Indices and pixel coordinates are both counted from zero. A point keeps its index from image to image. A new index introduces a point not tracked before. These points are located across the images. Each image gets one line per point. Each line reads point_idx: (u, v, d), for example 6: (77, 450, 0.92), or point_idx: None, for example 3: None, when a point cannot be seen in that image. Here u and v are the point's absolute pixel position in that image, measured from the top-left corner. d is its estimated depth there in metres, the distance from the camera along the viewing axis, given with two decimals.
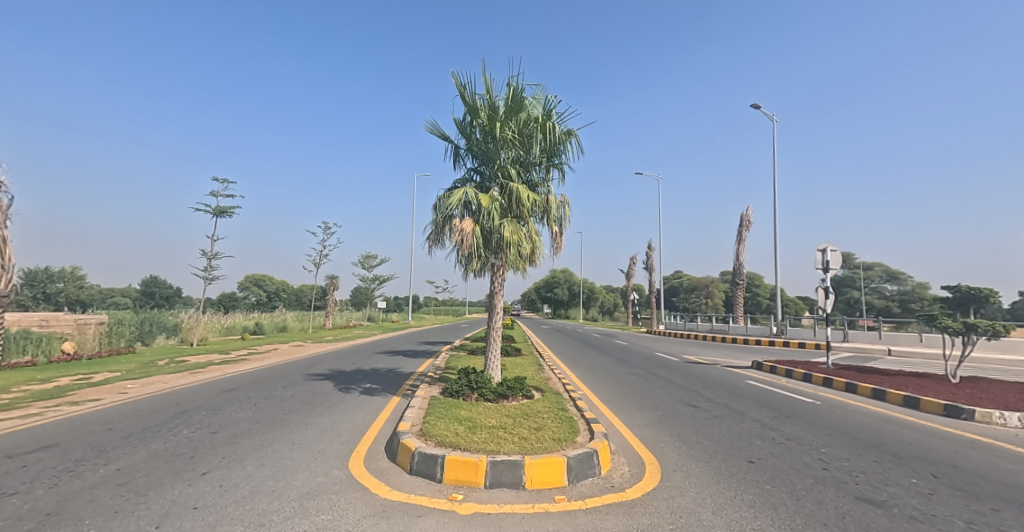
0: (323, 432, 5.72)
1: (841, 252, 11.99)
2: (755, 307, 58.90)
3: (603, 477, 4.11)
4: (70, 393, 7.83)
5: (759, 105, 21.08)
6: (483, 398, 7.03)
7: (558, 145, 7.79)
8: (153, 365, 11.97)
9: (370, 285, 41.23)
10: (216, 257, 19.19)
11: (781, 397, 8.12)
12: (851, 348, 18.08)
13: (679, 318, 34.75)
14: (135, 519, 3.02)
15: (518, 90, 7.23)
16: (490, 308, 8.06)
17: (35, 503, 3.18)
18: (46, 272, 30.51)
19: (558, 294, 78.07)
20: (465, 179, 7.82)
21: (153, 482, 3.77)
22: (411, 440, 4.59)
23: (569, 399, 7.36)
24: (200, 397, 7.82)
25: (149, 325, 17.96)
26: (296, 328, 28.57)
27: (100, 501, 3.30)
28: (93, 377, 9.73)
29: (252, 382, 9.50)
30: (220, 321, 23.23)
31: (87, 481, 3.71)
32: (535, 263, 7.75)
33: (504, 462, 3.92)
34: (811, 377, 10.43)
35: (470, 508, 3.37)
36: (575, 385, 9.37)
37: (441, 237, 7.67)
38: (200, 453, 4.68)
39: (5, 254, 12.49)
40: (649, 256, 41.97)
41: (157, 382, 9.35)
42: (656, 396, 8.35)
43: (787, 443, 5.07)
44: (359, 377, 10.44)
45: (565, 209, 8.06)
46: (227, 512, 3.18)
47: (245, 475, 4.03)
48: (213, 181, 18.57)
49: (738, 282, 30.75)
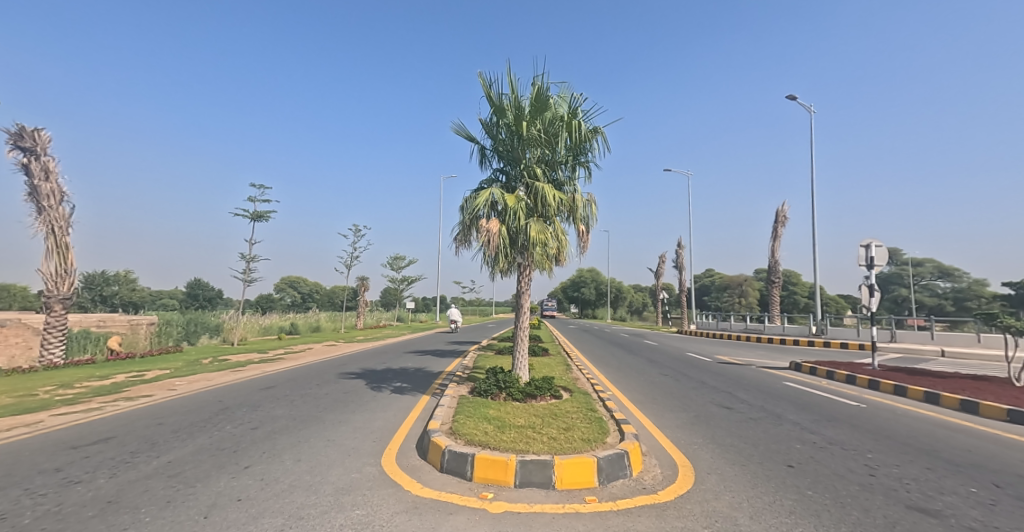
0: (356, 429, 5.85)
1: (886, 247, 11.37)
2: (793, 307, 56.56)
3: (635, 479, 4.05)
4: (123, 389, 8.30)
5: (794, 96, 20.29)
6: (511, 398, 7.05)
7: (584, 144, 7.76)
8: (198, 363, 12.49)
9: (399, 286, 41.80)
10: (254, 260, 20.19)
11: (824, 400, 7.79)
12: (901, 349, 17.13)
13: (712, 318, 33.83)
14: (186, 509, 3.18)
15: (544, 89, 7.24)
16: (517, 308, 8.10)
17: (97, 491, 3.40)
18: (103, 276, 32.50)
19: (586, 293, 77.37)
20: (491, 180, 7.90)
21: (200, 475, 3.96)
22: (441, 439, 4.64)
23: (599, 400, 7.25)
24: (241, 394, 8.15)
25: (194, 325, 18.88)
26: (329, 328, 29.43)
27: (153, 491, 3.48)
28: (144, 375, 10.28)
29: (287, 381, 9.80)
30: (258, 322, 24.32)
31: (141, 472, 3.93)
32: (562, 263, 7.76)
33: (533, 462, 3.92)
34: (855, 380, 9.95)
35: (500, 507, 3.38)
36: (604, 386, 9.25)
37: (468, 237, 7.76)
38: (243, 447, 4.91)
39: (68, 258, 13.41)
40: (679, 255, 40.71)
41: (202, 379, 9.80)
42: (687, 398, 8.14)
43: (831, 448, 4.85)
44: (390, 376, 10.60)
45: (592, 208, 7.99)
46: (267, 505, 3.31)
47: (284, 469, 4.19)
48: (252, 188, 19.38)
49: (774, 281, 29.55)
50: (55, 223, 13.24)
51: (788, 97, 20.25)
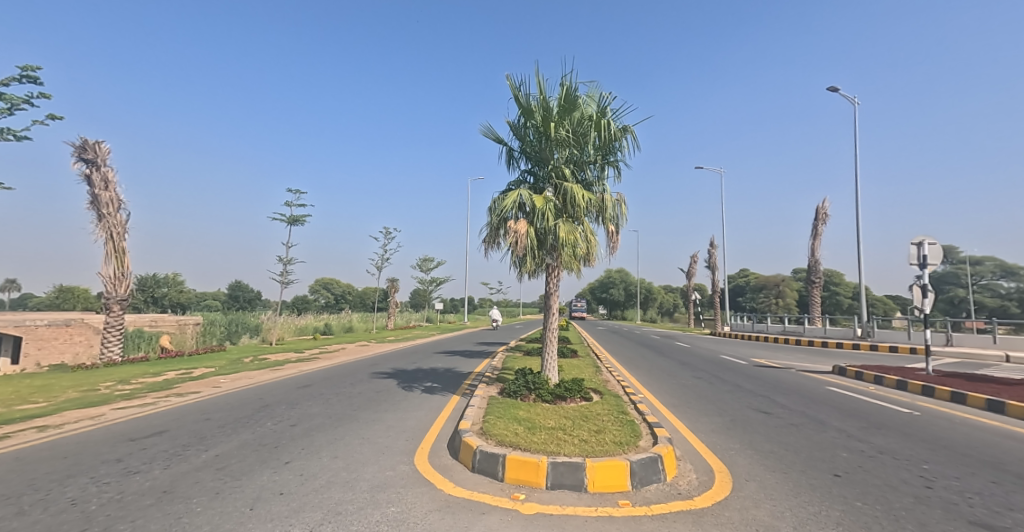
0: (389, 428, 5.98)
1: (940, 245, 10.73)
2: (836, 309, 54.00)
3: (669, 484, 3.97)
4: (173, 386, 8.77)
5: (835, 88, 19.32)
6: (541, 400, 7.05)
7: (613, 143, 7.68)
8: (240, 362, 13.08)
9: (428, 287, 42.45)
10: (290, 263, 21.23)
11: (872, 406, 7.41)
12: (958, 354, 16.09)
13: (748, 320, 32.77)
14: (233, 501, 3.33)
15: (572, 89, 7.21)
16: (546, 309, 8.08)
17: (153, 481, 3.61)
18: (154, 279, 34.52)
19: (615, 294, 76.42)
20: (519, 181, 7.92)
21: (244, 468, 4.14)
22: (472, 439, 4.69)
23: (630, 403, 7.15)
24: (280, 392, 8.47)
25: (236, 325, 19.74)
26: (361, 328, 30.18)
27: (203, 482, 3.67)
28: (192, 372, 10.82)
29: (323, 380, 10.11)
30: (294, 322, 25.21)
31: (192, 465, 4.15)
32: (591, 263, 7.70)
33: (564, 464, 3.91)
34: (906, 385, 9.41)
35: (533, 508, 3.38)
36: (635, 388, 9.11)
37: (496, 239, 7.80)
38: (283, 443, 5.10)
39: (125, 262, 14.31)
40: (711, 254, 39.60)
41: (244, 377, 10.24)
42: (723, 402, 7.92)
43: (881, 457, 4.61)
44: (420, 376, 10.78)
45: (622, 208, 7.89)
46: (308, 499, 3.43)
47: (322, 465, 4.33)
48: (288, 193, 20.89)
49: (815, 281, 28.35)
50: (114, 229, 14.13)
51: (829, 90, 19.28)
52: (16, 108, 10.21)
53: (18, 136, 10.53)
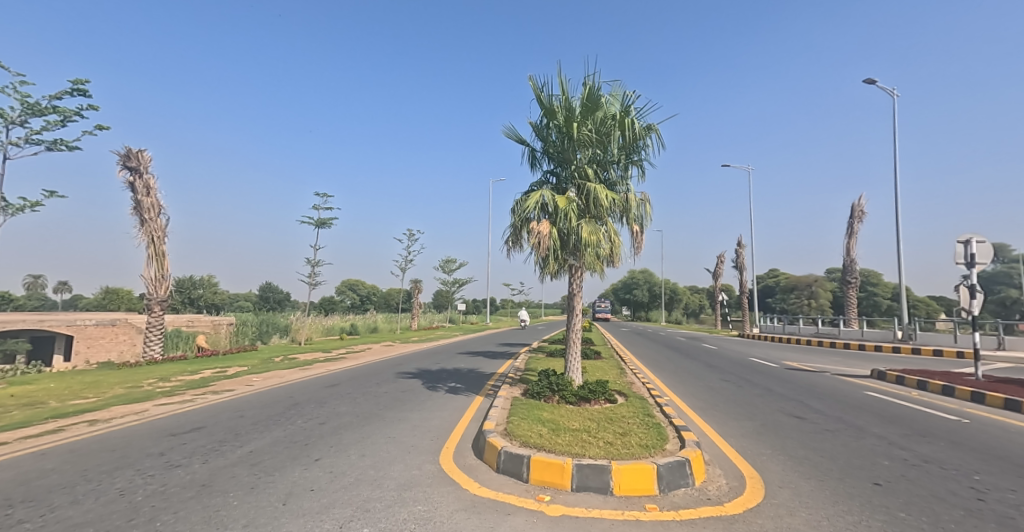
0: (414, 427, 6.06)
1: (989, 243, 10.18)
2: (873, 310, 51.79)
3: (698, 488, 3.88)
4: (209, 384, 9.11)
5: (873, 81, 18.41)
6: (564, 401, 7.01)
7: (637, 142, 7.59)
8: (271, 361, 13.49)
9: (450, 288, 42.82)
10: (318, 264, 21.50)
11: (915, 413, 7.07)
12: (1009, 358, 15.20)
13: (778, 321, 31.81)
14: (267, 495, 3.43)
15: (595, 88, 7.16)
16: (569, 310, 8.04)
17: (193, 475, 3.76)
18: (191, 281, 36.00)
19: (638, 296, 75.41)
20: (542, 182, 7.90)
21: (277, 465, 4.26)
22: (496, 440, 4.71)
23: (656, 405, 7.04)
24: (309, 391, 8.69)
25: (266, 325, 20.36)
26: (386, 329, 30.65)
27: (239, 477, 3.80)
28: (227, 371, 11.22)
29: (350, 379, 10.32)
30: (321, 323, 25.83)
31: (229, 459, 4.30)
32: (615, 264, 7.62)
33: (590, 466, 3.88)
34: (952, 391, 8.95)
35: (558, 510, 3.37)
36: (661, 391, 8.96)
37: (519, 240, 7.80)
38: (313, 441, 5.23)
39: (165, 264, 14.94)
40: (739, 254, 38.61)
41: (275, 376, 10.55)
42: (754, 406, 7.70)
43: (925, 466, 4.40)
44: (444, 377, 10.88)
45: (646, 207, 7.79)
46: (338, 496, 3.50)
47: (351, 463, 4.42)
48: (316, 196, 21.19)
49: (850, 281, 27.29)
50: (154, 233, 14.77)
51: (865, 82, 18.34)
52: (68, 119, 10.80)
53: (69, 146, 11.13)
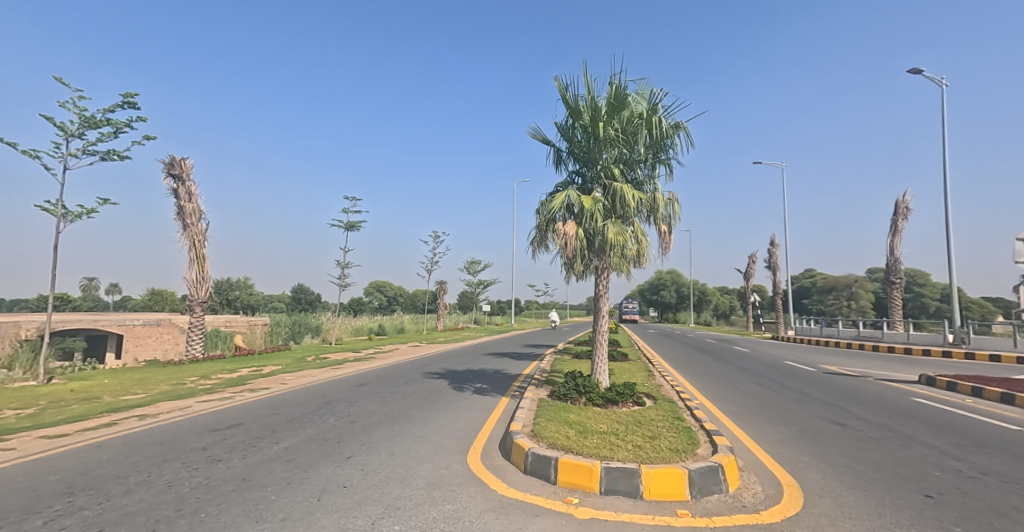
0: (442, 427, 6.12)
1: None
2: (919, 312, 49.14)
3: (732, 495, 3.77)
4: (247, 382, 9.46)
5: (920, 72, 16.67)
6: (591, 403, 6.94)
7: (665, 141, 7.46)
8: (303, 361, 13.89)
9: (476, 289, 43.08)
10: (348, 266, 22.03)
11: (968, 421, 6.67)
12: None
13: (815, 324, 30.60)
14: (302, 491, 3.53)
15: (622, 87, 7.08)
16: (595, 311, 7.95)
17: (233, 469, 3.90)
18: (228, 282, 37.54)
19: (666, 297, 74.02)
20: (567, 183, 7.86)
21: (311, 461, 4.38)
22: (523, 441, 4.70)
23: (686, 409, 6.88)
24: (340, 390, 8.90)
25: (299, 326, 20.97)
26: (413, 330, 31.09)
27: (276, 473, 3.92)
28: (262, 370, 11.62)
29: (379, 379, 10.52)
30: (351, 324, 26.42)
31: (266, 455, 4.45)
32: (642, 264, 7.50)
33: (618, 469, 3.82)
34: (1011, 399, 8.39)
35: (586, 512, 3.34)
36: (691, 394, 8.75)
37: (544, 241, 7.78)
38: (345, 439, 5.36)
39: (205, 266, 15.60)
40: (772, 254, 37.36)
41: (308, 375, 10.86)
42: (790, 411, 7.43)
43: (981, 479, 4.14)
44: (470, 377, 10.95)
45: (675, 206, 7.64)
46: (369, 493, 3.57)
47: (381, 461, 4.50)
48: (344, 200, 21.10)
49: (894, 282, 25.99)
50: (196, 238, 15.45)
51: (914, 72, 16.58)
52: (120, 131, 11.41)
53: (121, 157, 11.76)
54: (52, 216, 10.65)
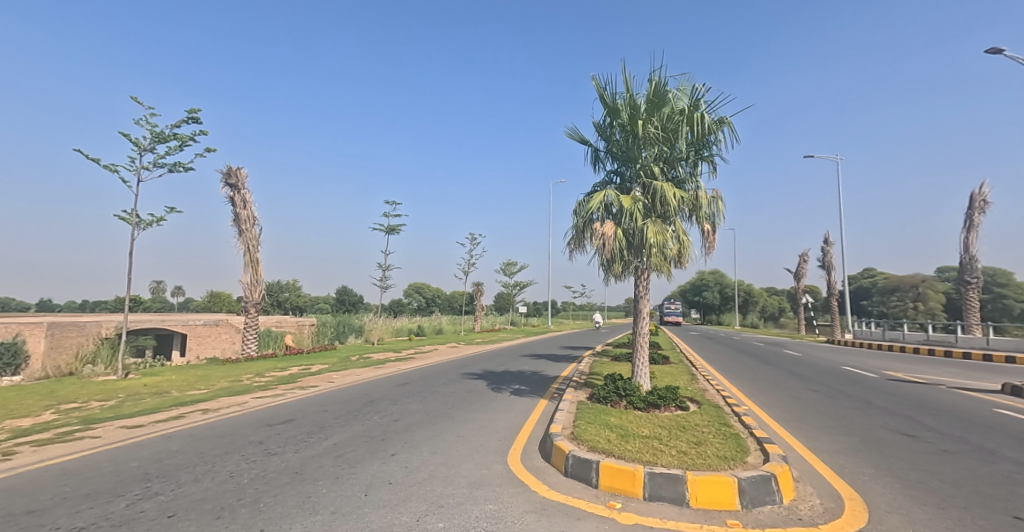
0: (482, 427, 6.17)
1: None
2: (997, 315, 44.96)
3: (787, 507, 3.58)
4: (296, 380, 9.91)
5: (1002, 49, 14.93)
6: (632, 407, 6.79)
7: (707, 137, 7.22)
8: (348, 360, 14.41)
9: (512, 291, 43.20)
10: (388, 269, 22.76)
11: None
12: None
13: (876, 327, 28.63)
14: (351, 486, 3.65)
15: (662, 83, 6.90)
16: (636, 313, 7.77)
17: (287, 463, 4.09)
18: (279, 285, 39.63)
19: (709, 298, 71.52)
20: (605, 182, 7.74)
21: (358, 457, 4.52)
22: (563, 443, 4.66)
23: (733, 415, 6.60)
24: (383, 389, 9.15)
25: (343, 326, 21.74)
26: (451, 331, 31.56)
27: (325, 467, 4.07)
28: (310, 368, 12.14)
29: (420, 379, 10.74)
30: (391, 324, 27.16)
31: (316, 450, 4.64)
32: (684, 265, 7.28)
33: (663, 475, 3.71)
34: None
35: (630, 518, 3.26)
36: (738, 399, 8.38)
37: (582, 241, 7.69)
38: (389, 436, 5.50)
39: (259, 270, 16.48)
40: (825, 253, 35.34)
41: (352, 374, 11.24)
42: (850, 420, 6.97)
43: None
44: (508, 379, 10.98)
45: (718, 204, 7.36)
46: (414, 490, 3.64)
47: (424, 459, 4.58)
48: (388, 204, 23.32)
49: (969, 282, 23.92)
50: (250, 243, 16.36)
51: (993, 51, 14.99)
52: (186, 144, 12.26)
53: (186, 168, 12.65)
54: (128, 225, 11.62)
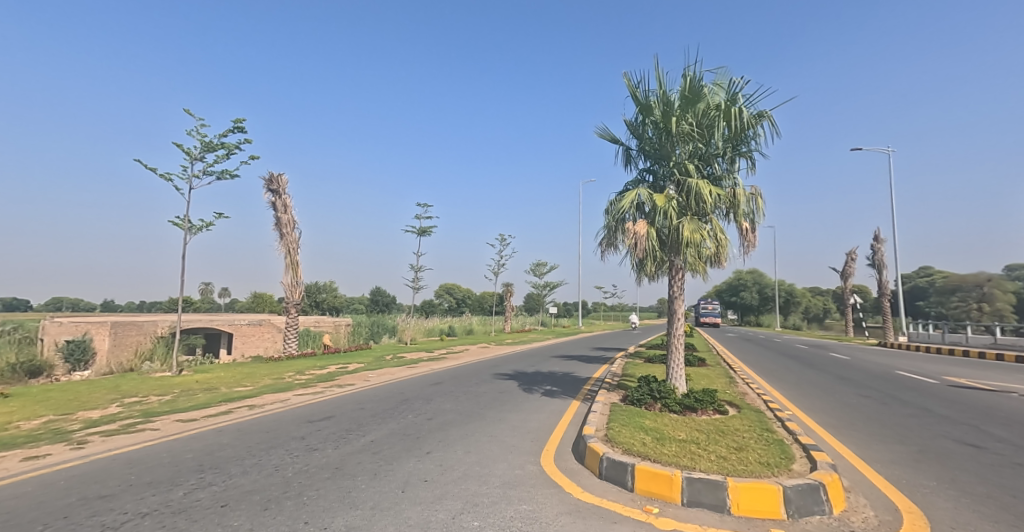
0: (515, 427, 6.16)
1: None
2: None
3: (837, 517, 3.38)
4: (334, 378, 10.20)
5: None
6: (668, 409, 6.61)
7: (745, 132, 6.96)
8: (383, 359, 14.72)
9: (543, 291, 42.99)
10: (420, 269, 23.04)
11: None
12: None
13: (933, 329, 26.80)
14: (388, 482, 3.71)
15: (697, 78, 6.72)
16: (671, 314, 7.56)
17: (328, 458, 4.21)
18: (317, 286, 41.01)
19: (747, 298, 69.00)
20: (638, 181, 7.59)
21: (394, 455, 4.60)
22: (597, 445, 4.59)
23: (776, 420, 6.32)
24: (417, 388, 9.29)
25: (377, 326, 22.23)
26: (481, 331, 31.73)
27: (364, 463, 4.17)
28: (347, 367, 12.48)
29: (452, 379, 10.84)
30: (424, 325, 27.56)
31: (354, 447, 4.76)
32: (721, 264, 7.04)
33: (702, 481, 3.59)
34: None
35: (668, 523, 3.17)
36: (781, 404, 8.02)
37: (614, 241, 7.56)
38: (423, 435, 5.57)
39: (298, 271, 17.06)
40: (876, 251, 33.41)
41: (387, 373, 11.47)
42: (906, 427, 6.54)
43: None
44: (540, 379, 10.94)
45: (758, 201, 7.08)
46: (449, 488, 3.67)
47: (458, 458, 4.62)
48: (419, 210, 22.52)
49: None
50: (290, 246, 16.98)
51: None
52: (232, 152, 12.85)
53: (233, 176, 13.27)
54: (181, 230, 12.29)
